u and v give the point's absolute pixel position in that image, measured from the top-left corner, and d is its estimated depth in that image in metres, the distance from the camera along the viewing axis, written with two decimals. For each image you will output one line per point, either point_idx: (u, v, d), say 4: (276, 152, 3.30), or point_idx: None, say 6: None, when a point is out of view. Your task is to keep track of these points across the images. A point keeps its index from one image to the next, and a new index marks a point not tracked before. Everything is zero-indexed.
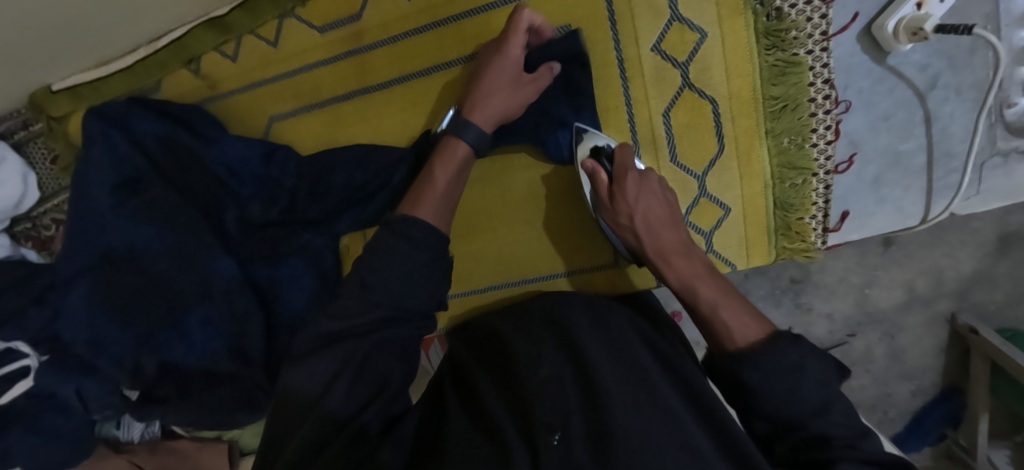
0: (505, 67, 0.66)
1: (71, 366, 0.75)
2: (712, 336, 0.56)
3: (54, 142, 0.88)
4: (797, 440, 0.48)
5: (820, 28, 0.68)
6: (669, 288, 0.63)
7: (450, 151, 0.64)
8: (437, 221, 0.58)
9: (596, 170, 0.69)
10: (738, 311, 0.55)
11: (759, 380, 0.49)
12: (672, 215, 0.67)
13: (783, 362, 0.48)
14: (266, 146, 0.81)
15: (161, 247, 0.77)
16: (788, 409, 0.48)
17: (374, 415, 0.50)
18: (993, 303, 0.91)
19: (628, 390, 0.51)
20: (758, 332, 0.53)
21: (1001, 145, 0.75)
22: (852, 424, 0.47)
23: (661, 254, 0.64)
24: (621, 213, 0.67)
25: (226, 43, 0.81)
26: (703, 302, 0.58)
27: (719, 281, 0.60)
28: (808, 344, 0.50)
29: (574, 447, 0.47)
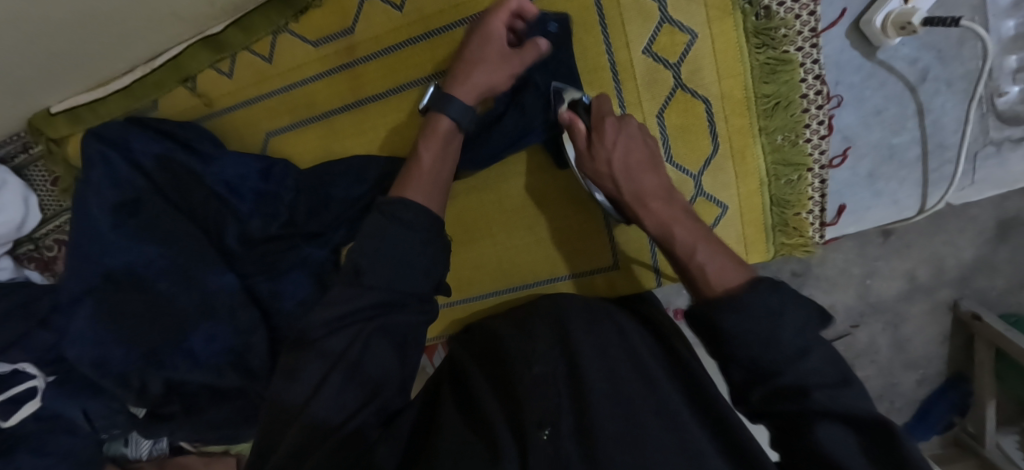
0: (486, 40, 0.66)
1: (82, 387, 0.78)
2: (692, 280, 0.55)
3: (55, 164, 0.89)
4: (773, 389, 0.45)
5: (809, 25, 0.69)
6: (647, 233, 0.63)
7: (433, 128, 0.66)
8: (427, 201, 0.62)
9: (573, 121, 0.66)
10: (717, 254, 0.54)
11: (733, 325, 0.46)
12: (652, 159, 0.65)
13: (764, 306, 0.46)
14: (263, 162, 0.81)
15: (162, 266, 0.77)
16: (764, 357, 0.45)
17: (365, 419, 0.52)
18: (994, 290, 0.91)
19: (618, 386, 0.52)
20: (737, 276, 0.51)
21: (994, 135, 0.75)
22: (835, 368, 0.45)
23: (641, 199, 0.63)
24: (599, 161, 0.65)
25: (221, 61, 0.81)
26: (680, 245, 0.58)
27: (696, 223, 0.59)
28: (788, 289, 0.47)
29: (563, 443, 0.48)
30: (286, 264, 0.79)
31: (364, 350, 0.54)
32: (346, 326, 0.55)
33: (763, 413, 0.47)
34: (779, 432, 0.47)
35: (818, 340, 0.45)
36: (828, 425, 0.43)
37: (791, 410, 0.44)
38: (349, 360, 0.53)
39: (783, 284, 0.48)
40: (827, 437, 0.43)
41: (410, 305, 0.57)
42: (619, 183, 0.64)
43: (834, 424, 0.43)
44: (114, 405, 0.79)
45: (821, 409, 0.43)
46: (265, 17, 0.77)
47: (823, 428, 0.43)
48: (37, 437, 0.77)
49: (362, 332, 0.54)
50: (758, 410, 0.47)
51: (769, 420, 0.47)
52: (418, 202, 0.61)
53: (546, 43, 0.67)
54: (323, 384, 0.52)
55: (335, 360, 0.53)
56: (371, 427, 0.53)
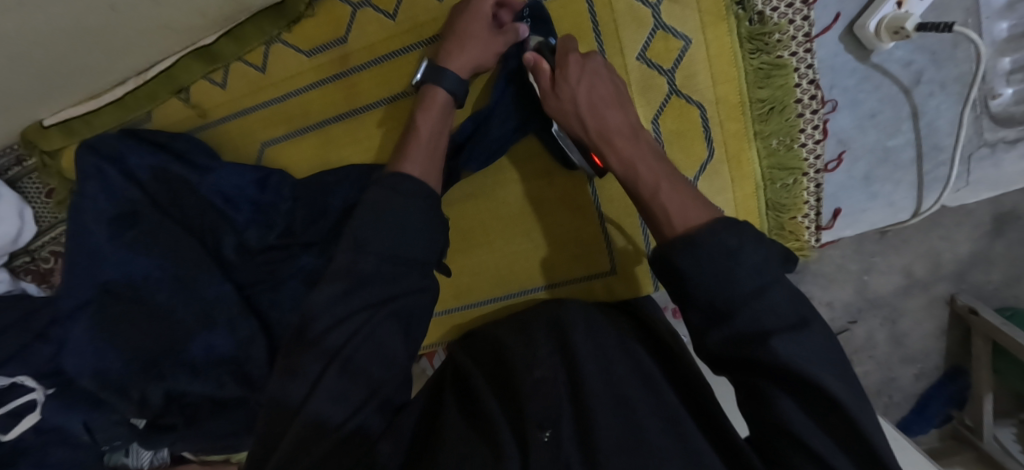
0: (474, 19, 0.67)
1: (81, 401, 0.78)
2: (653, 220, 0.53)
3: (49, 178, 0.88)
4: (734, 333, 0.44)
5: (803, 29, 0.69)
6: (612, 173, 0.59)
7: (429, 98, 0.67)
8: (424, 173, 0.64)
9: (537, 62, 0.63)
10: (679, 195, 0.53)
11: (694, 267, 0.46)
12: (618, 97, 0.62)
13: (722, 244, 0.45)
14: (259, 172, 0.82)
15: (160, 277, 0.78)
16: (721, 295, 0.44)
17: (370, 413, 0.53)
18: (991, 284, 0.92)
19: (617, 391, 0.53)
20: (698, 213, 0.50)
21: (989, 137, 0.75)
22: (794, 306, 0.44)
23: (606, 138, 0.60)
24: (564, 99, 0.62)
25: (214, 71, 0.81)
26: (643, 185, 0.55)
27: (662, 163, 0.57)
28: (748, 228, 0.47)
29: (563, 444, 0.47)
30: (284, 273, 0.80)
31: (362, 342, 0.54)
32: (343, 339, 0.54)
33: (721, 364, 0.46)
34: (744, 393, 0.45)
35: (777, 279, 0.44)
36: (783, 395, 0.42)
37: (750, 357, 0.43)
38: (343, 359, 0.53)
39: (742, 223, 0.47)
40: (784, 404, 0.42)
41: (411, 290, 0.58)
42: (583, 121, 0.61)
43: (787, 391, 0.42)
44: (112, 417, 0.79)
45: (782, 365, 0.41)
46: (258, 27, 0.76)
47: (779, 396, 0.42)
48: (39, 448, 0.77)
49: (371, 318, 0.55)
50: (717, 359, 0.46)
51: (732, 370, 0.46)
52: (415, 176, 0.62)
53: (525, 28, 0.68)
54: (319, 385, 0.52)
55: (330, 358, 0.53)
56: (374, 425, 0.53)
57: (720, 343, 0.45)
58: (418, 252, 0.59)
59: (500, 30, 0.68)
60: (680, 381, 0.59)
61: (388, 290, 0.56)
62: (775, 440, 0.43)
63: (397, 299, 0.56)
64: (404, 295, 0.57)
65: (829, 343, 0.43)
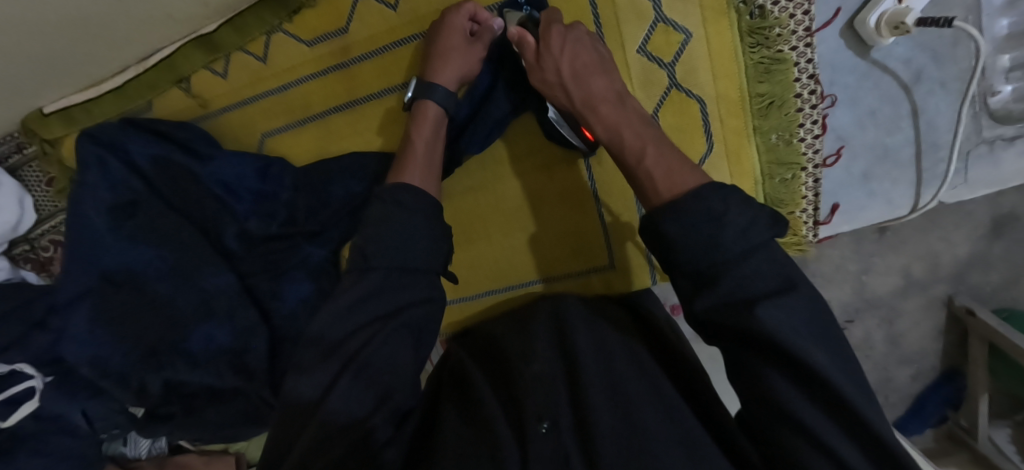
0: (450, 33, 0.68)
1: (78, 388, 0.78)
2: (639, 185, 0.55)
3: (50, 166, 0.89)
4: (721, 301, 0.44)
5: (803, 24, 0.69)
6: (599, 140, 0.61)
7: (421, 112, 0.68)
8: (425, 185, 0.64)
9: (522, 36, 0.63)
10: (665, 158, 0.53)
11: (675, 228, 0.46)
12: (603, 66, 0.62)
13: (707, 208, 0.45)
14: (260, 161, 0.82)
15: (160, 267, 0.78)
16: (705, 258, 0.45)
17: (383, 419, 0.52)
18: (989, 285, 0.92)
19: (613, 379, 0.54)
20: (684, 178, 0.50)
21: (986, 134, 0.75)
22: (773, 272, 0.43)
23: (589, 105, 0.61)
24: (547, 69, 0.62)
25: (215, 61, 0.80)
26: (629, 150, 0.57)
27: (647, 127, 0.58)
28: (734, 191, 0.46)
29: (563, 434, 0.48)
30: (286, 263, 0.81)
31: (377, 349, 0.54)
32: (360, 344, 0.54)
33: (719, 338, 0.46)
34: (733, 372, 0.45)
35: (763, 243, 0.44)
36: (773, 370, 0.42)
37: (737, 325, 0.42)
38: (346, 350, 0.54)
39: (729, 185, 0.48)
40: (774, 380, 0.42)
41: (417, 286, 0.58)
42: (569, 92, 0.62)
43: (777, 365, 0.42)
44: (113, 405, 0.79)
45: (770, 336, 0.40)
46: (259, 17, 0.76)
47: (769, 373, 0.42)
48: (38, 436, 0.77)
49: (380, 330, 0.55)
50: (712, 331, 0.46)
51: (722, 339, 0.45)
52: (416, 185, 0.63)
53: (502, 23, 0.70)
54: (333, 387, 0.52)
55: (345, 362, 0.53)
56: (385, 430, 0.52)
57: (709, 311, 0.45)
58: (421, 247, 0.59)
59: (475, 39, 0.70)
60: (684, 389, 0.58)
61: (397, 299, 0.56)
62: (770, 420, 0.42)
63: (404, 312, 0.56)
64: (409, 299, 0.57)
65: (816, 311, 0.43)
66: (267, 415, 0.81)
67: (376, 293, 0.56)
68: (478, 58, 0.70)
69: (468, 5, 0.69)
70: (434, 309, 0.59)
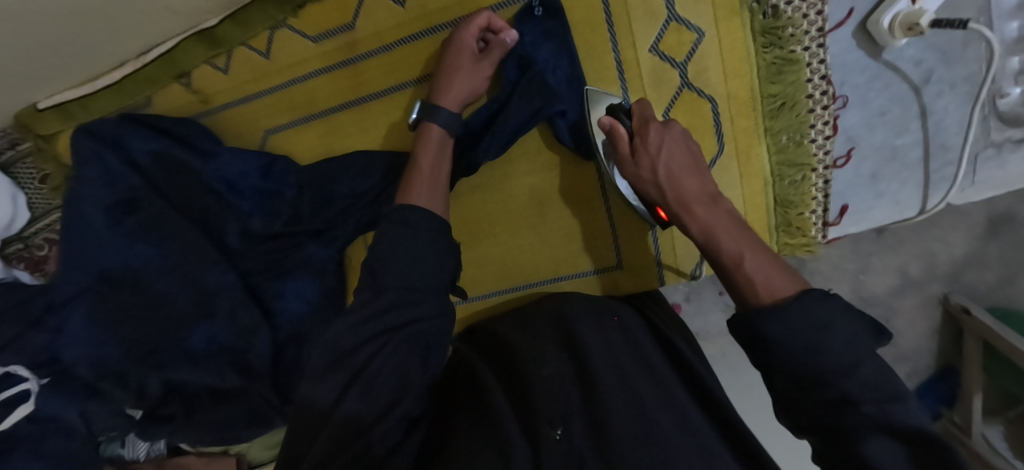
0: (458, 50, 0.68)
1: (74, 390, 0.77)
2: (735, 288, 0.51)
3: (45, 162, 0.87)
4: (796, 376, 0.43)
5: (817, 24, 0.68)
6: (692, 242, 0.56)
7: (425, 134, 0.68)
8: (431, 204, 0.64)
9: (613, 126, 0.62)
10: (765, 264, 0.50)
11: (783, 334, 0.43)
12: (699, 165, 0.59)
13: (813, 316, 0.43)
14: (264, 158, 0.81)
15: (158, 266, 0.76)
16: (785, 336, 0.43)
17: (385, 432, 0.50)
18: (983, 284, 0.92)
19: (630, 386, 0.51)
20: (787, 286, 0.47)
21: (995, 137, 0.76)
22: (854, 350, 0.42)
23: (686, 207, 0.57)
24: (642, 165, 0.60)
25: (217, 56, 0.79)
26: (726, 255, 0.52)
27: (748, 233, 0.53)
28: (840, 301, 0.44)
29: (575, 440, 0.47)
30: (290, 263, 0.80)
31: (386, 361, 0.53)
32: (371, 354, 0.54)
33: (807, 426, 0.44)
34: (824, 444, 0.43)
35: (836, 314, 0.43)
36: (870, 437, 0.39)
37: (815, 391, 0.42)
38: (355, 360, 0.53)
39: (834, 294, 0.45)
40: (870, 446, 0.39)
41: (427, 302, 0.58)
42: (662, 189, 0.59)
43: (873, 432, 0.39)
44: (111, 407, 0.78)
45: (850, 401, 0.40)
46: (263, 11, 0.75)
47: (866, 438, 0.39)
48: (34, 439, 0.75)
49: (387, 343, 0.54)
50: (799, 418, 0.44)
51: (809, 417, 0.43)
52: (422, 205, 0.63)
53: (513, 36, 0.68)
54: (343, 398, 0.51)
55: (353, 376, 0.52)
56: (387, 442, 0.51)
57: (785, 388, 0.44)
58: (427, 259, 0.59)
59: (484, 55, 0.69)
60: (685, 378, 0.58)
61: (405, 315, 0.56)
62: None
63: (411, 325, 0.55)
64: (420, 313, 0.57)
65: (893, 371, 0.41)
66: (269, 416, 0.79)
67: (390, 310, 0.56)
68: (485, 74, 0.70)
69: (481, 19, 0.68)
70: (444, 324, 0.59)
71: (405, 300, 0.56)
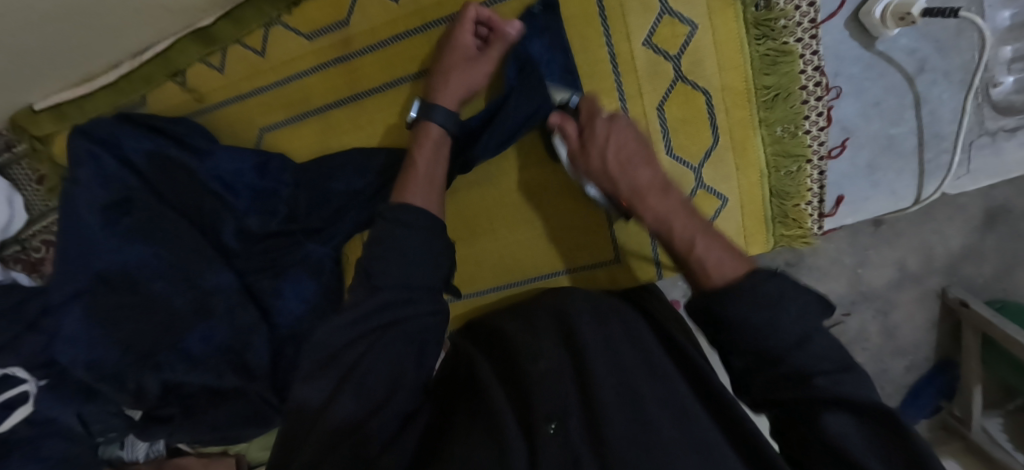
0: (454, 49, 0.68)
1: (72, 391, 0.76)
2: (691, 275, 0.55)
3: (40, 163, 0.86)
4: (753, 358, 0.47)
5: (809, 15, 0.69)
6: (647, 228, 0.61)
7: (423, 134, 0.69)
8: (426, 203, 0.64)
9: (563, 123, 0.68)
10: (716, 247, 0.54)
11: (737, 313, 0.47)
12: (648, 154, 0.64)
13: (767, 293, 0.46)
14: (258, 157, 0.81)
15: (156, 265, 0.76)
16: (741, 315, 0.47)
17: (382, 424, 0.51)
18: (981, 277, 0.93)
19: (627, 382, 0.51)
20: (735, 269, 0.51)
21: (989, 125, 0.76)
22: (804, 324, 0.46)
23: (638, 195, 0.62)
24: (592, 158, 0.65)
25: (212, 54, 0.79)
26: (678, 239, 0.57)
27: (695, 216, 0.59)
28: (787, 279, 0.48)
29: (571, 433, 0.48)
30: (286, 262, 0.80)
31: (376, 359, 0.53)
32: (360, 354, 0.54)
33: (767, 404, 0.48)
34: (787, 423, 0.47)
35: (788, 294, 0.47)
36: (825, 411, 0.43)
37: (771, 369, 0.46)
38: (345, 359, 0.53)
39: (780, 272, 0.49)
40: (828, 419, 0.43)
41: (422, 301, 0.57)
42: (613, 179, 0.64)
43: (828, 406, 0.43)
44: (110, 407, 0.78)
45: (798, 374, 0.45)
46: (257, 9, 0.75)
47: (824, 412, 0.43)
48: (32, 441, 0.75)
49: (376, 343, 0.54)
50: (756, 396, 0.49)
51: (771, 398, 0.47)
52: (418, 204, 0.63)
53: (514, 28, 0.67)
54: (336, 398, 0.50)
55: (343, 376, 0.52)
56: (384, 435, 0.51)
57: (739, 366, 0.49)
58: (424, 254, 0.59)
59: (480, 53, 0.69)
60: (687, 370, 0.57)
61: (393, 315, 0.55)
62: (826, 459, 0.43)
63: (402, 322, 0.55)
64: (417, 311, 0.57)
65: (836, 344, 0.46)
66: (269, 415, 0.79)
67: (380, 309, 0.56)
68: (483, 70, 0.69)
69: (471, 14, 0.68)
70: (440, 321, 0.59)
71: (398, 295, 0.56)
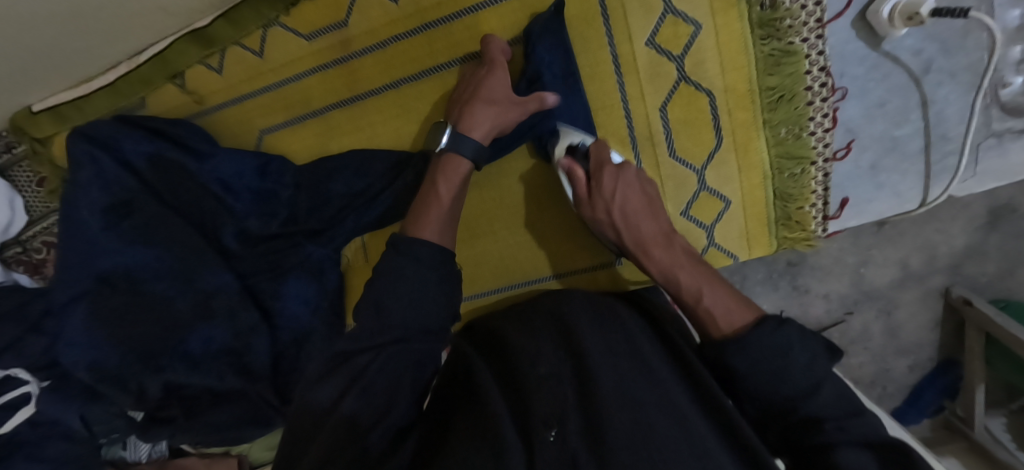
0: (495, 85, 0.68)
1: (74, 393, 0.77)
2: (698, 322, 0.59)
3: (40, 165, 0.86)
4: (768, 405, 0.50)
5: (814, 15, 0.68)
6: (652, 278, 0.65)
7: (451, 167, 0.67)
8: (444, 240, 0.63)
9: (572, 168, 0.69)
10: (723, 296, 0.58)
11: (742, 364, 0.50)
12: (651, 205, 0.68)
13: (770, 341, 0.50)
14: (259, 159, 0.80)
15: (156, 267, 0.76)
16: (751, 365, 0.50)
17: (381, 435, 0.51)
18: (985, 276, 0.92)
19: (628, 388, 0.50)
20: (744, 317, 0.54)
21: (996, 126, 0.75)
22: (814, 374, 0.48)
23: (643, 247, 0.66)
24: (598, 208, 0.68)
25: (211, 56, 0.78)
26: (685, 289, 0.61)
27: (700, 266, 0.62)
28: (794, 326, 0.50)
29: (570, 443, 0.47)
30: (288, 264, 0.80)
31: (384, 364, 0.54)
32: (368, 359, 0.55)
33: (787, 450, 0.49)
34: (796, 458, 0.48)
35: (794, 337, 0.49)
36: (843, 447, 0.44)
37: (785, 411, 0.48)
38: (357, 362, 0.55)
39: (787, 319, 0.52)
40: (845, 454, 0.44)
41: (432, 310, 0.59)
42: (619, 230, 0.67)
43: (844, 442, 0.45)
44: (112, 409, 0.78)
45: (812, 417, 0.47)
46: (256, 10, 0.74)
47: (841, 449, 0.44)
48: (36, 441, 0.76)
49: (380, 354, 0.55)
50: (774, 441, 0.50)
51: (785, 438, 0.49)
52: (437, 242, 0.62)
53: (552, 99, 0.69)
54: (342, 400, 0.52)
55: (351, 379, 0.53)
56: (381, 446, 0.50)
57: (754, 416, 0.51)
58: (427, 261, 0.60)
59: (519, 99, 0.68)
60: (694, 387, 0.53)
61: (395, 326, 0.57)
62: None
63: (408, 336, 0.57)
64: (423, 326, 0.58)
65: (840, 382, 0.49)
66: (269, 416, 0.79)
67: (390, 322, 0.57)
68: (517, 112, 0.68)
69: (499, 50, 0.69)
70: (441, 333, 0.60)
71: (397, 299, 0.57)
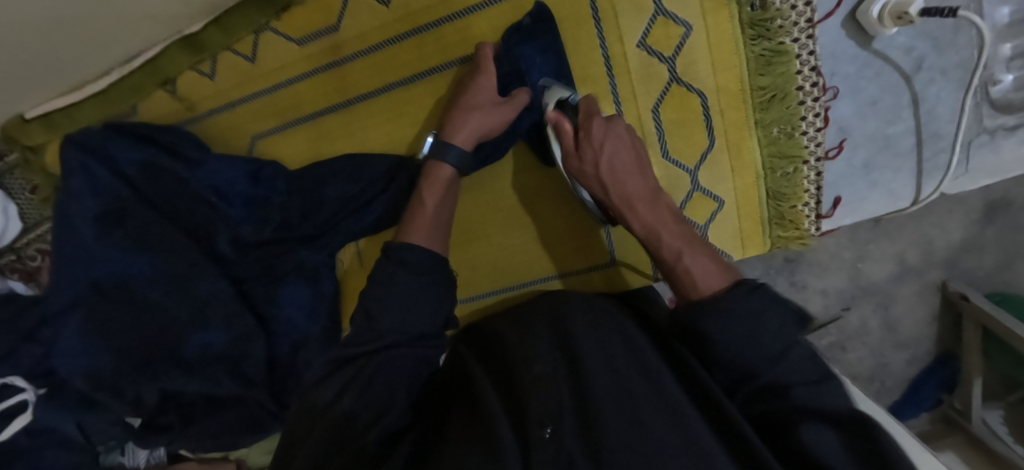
0: (480, 89, 0.68)
1: (71, 402, 0.76)
2: (676, 282, 0.58)
3: (32, 173, 0.87)
4: (757, 387, 0.49)
5: (805, 15, 0.68)
6: (634, 236, 0.64)
7: (434, 174, 0.68)
8: (430, 244, 0.64)
9: (559, 121, 0.67)
10: (702, 259, 0.57)
11: (716, 329, 0.50)
12: (640, 160, 0.65)
13: (747, 307, 0.50)
14: (251, 165, 0.80)
15: (149, 275, 0.76)
16: (743, 347, 0.49)
17: (380, 433, 0.51)
18: (982, 270, 0.92)
19: (623, 386, 0.50)
20: (721, 282, 0.54)
21: (988, 123, 0.75)
22: (782, 342, 0.49)
23: (628, 202, 0.63)
24: (585, 160, 0.65)
25: (202, 62, 0.78)
26: (666, 249, 0.60)
27: (682, 227, 0.61)
28: (768, 291, 0.51)
29: (565, 440, 0.46)
30: (284, 268, 0.80)
31: (380, 367, 0.55)
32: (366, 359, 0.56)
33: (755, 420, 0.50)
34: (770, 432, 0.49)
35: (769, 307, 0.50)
36: (808, 421, 0.45)
37: (766, 391, 0.49)
38: (357, 364, 0.56)
39: (763, 285, 0.52)
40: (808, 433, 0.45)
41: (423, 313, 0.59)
42: (604, 184, 0.64)
43: (809, 417, 0.46)
44: (109, 417, 0.78)
45: (779, 384, 0.48)
46: (246, 15, 0.74)
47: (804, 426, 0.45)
48: (34, 450, 0.76)
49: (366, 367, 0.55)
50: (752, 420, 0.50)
51: (764, 420, 0.49)
52: (424, 246, 0.63)
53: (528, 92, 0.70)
54: (340, 399, 0.53)
55: (349, 379, 0.55)
56: (381, 446, 0.50)
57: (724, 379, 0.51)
58: (420, 267, 0.60)
59: (505, 99, 0.69)
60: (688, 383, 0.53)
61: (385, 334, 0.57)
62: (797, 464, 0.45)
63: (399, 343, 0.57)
64: (416, 332, 0.58)
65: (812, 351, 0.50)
66: (265, 422, 0.80)
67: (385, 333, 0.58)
68: (504, 111, 0.68)
69: (487, 53, 0.69)
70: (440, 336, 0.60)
71: (389, 303, 0.59)
